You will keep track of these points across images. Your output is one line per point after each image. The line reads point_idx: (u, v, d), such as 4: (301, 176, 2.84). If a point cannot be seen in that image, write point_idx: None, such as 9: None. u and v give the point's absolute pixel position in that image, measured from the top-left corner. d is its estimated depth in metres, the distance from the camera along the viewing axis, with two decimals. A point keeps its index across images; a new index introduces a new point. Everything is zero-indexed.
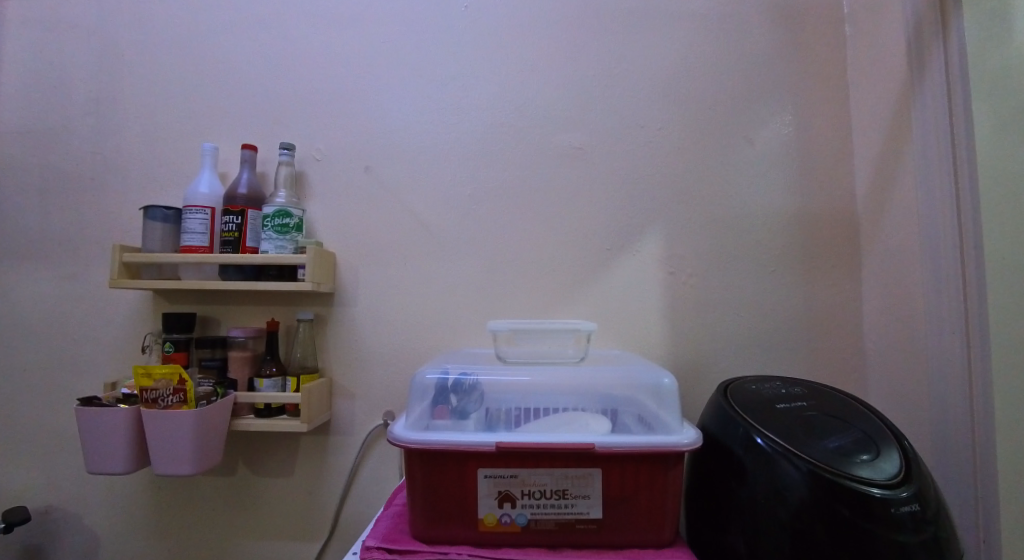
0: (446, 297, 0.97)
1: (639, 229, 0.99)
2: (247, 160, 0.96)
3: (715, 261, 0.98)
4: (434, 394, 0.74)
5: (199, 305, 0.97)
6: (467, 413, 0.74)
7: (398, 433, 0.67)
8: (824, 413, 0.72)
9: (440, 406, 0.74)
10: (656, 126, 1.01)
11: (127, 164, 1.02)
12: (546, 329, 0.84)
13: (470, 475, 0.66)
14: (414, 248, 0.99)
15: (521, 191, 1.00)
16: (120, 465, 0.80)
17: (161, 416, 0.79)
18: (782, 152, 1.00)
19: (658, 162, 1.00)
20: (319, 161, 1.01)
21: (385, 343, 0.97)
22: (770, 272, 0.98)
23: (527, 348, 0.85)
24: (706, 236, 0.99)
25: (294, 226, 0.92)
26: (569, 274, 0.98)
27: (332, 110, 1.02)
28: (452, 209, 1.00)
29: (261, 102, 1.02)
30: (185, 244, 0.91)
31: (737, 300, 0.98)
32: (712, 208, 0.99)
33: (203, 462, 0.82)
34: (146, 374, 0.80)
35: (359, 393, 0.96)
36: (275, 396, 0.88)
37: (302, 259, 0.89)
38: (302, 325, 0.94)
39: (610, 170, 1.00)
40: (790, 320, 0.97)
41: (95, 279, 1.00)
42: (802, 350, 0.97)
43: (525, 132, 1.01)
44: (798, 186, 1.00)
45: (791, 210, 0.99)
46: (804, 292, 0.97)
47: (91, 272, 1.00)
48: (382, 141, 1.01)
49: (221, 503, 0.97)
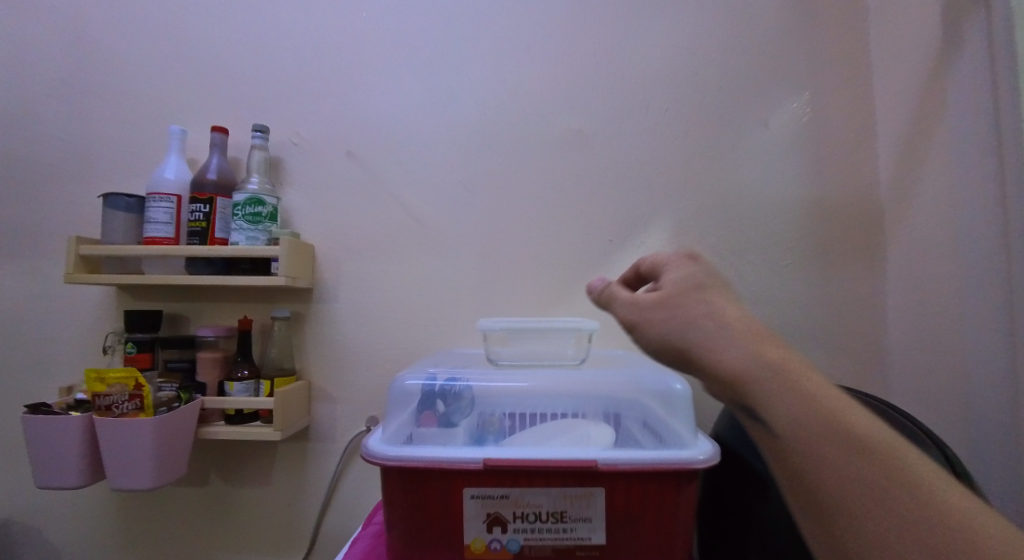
0: (436, 293, 0.89)
1: (646, 219, 0.91)
2: (217, 144, 0.88)
3: (729, 253, 0.90)
4: (421, 399, 0.66)
5: (167, 302, 0.89)
6: (456, 421, 0.66)
7: (374, 447, 0.59)
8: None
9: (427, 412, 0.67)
10: (662, 109, 0.93)
11: (87, 149, 0.93)
12: (545, 327, 0.75)
13: (455, 495, 0.58)
14: (401, 239, 0.91)
15: (517, 180, 0.92)
16: (72, 479, 0.72)
17: (115, 424, 0.71)
18: (801, 135, 0.92)
19: (666, 146, 0.92)
20: (298, 146, 0.92)
21: (368, 342, 0.89)
22: (788, 266, 0.90)
23: (523, 349, 0.76)
24: (718, 227, 0.91)
25: (267, 215, 0.84)
26: (570, 267, 0.90)
27: (311, 91, 0.93)
28: (442, 198, 0.92)
29: (233, 82, 0.93)
30: (149, 235, 0.83)
31: (752, 296, 0.90)
32: (724, 197, 0.91)
33: (164, 475, 0.74)
34: (99, 378, 0.72)
35: (340, 396, 0.88)
36: (245, 402, 0.81)
37: (274, 251, 0.81)
38: (278, 323, 0.86)
39: (614, 155, 0.92)
40: (811, 318, 0.89)
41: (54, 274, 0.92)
42: (822, 350, 0.89)
43: (520, 117, 0.93)
44: (818, 173, 0.91)
45: (810, 198, 0.91)
46: (826, 287, 0.89)
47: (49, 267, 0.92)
48: (366, 125, 0.93)
49: (191, 517, 0.88)
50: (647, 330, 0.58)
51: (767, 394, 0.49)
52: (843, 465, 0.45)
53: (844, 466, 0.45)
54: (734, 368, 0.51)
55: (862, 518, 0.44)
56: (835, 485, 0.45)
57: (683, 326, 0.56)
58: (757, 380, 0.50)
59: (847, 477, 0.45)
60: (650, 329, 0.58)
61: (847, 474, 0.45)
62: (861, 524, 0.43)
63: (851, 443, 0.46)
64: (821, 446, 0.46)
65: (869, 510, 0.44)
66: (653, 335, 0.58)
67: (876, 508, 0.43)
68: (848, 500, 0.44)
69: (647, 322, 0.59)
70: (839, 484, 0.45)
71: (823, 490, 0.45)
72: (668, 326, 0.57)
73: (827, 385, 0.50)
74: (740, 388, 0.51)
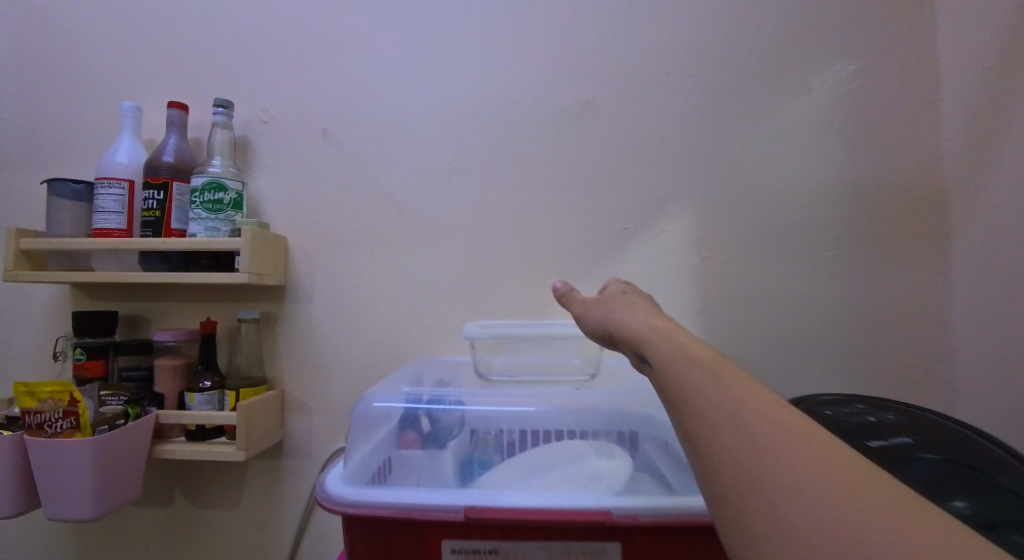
0: (424, 291, 0.78)
1: (668, 203, 0.78)
2: (173, 121, 0.76)
3: (766, 243, 0.77)
4: (401, 414, 0.55)
5: (123, 302, 0.79)
6: (443, 442, 0.55)
7: (337, 488, 0.49)
8: (939, 464, 0.50)
9: (409, 432, 0.55)
10: (686, 73, 0.78)
11: (17, 125, 0.80)
12: (542, 337, 0.62)
13: (432, 550, 0.47)
14: (385, 229, 0.79)
15: (516, 160, 0.79)
16: (4, 507, 0.63)
17: (47, 445, 0.62)
18: (855, 101, 0.77)
19: (692, 117, 0.78)
20: (267, 124, 0.81)
21: (348, 347, 0.78)
22: (837, 257, 0.76)
23: (520, 359, 0.65)
24: (753, 212, 0.77)
25: (230, 202, 0.74)
26: (578, 260, 0.78)
27: (279, 60, 0.81)
28: (430, 181, 0.80)
29: (190, 49, 0.81)
30: (98, 226, 0.73)
31: (794, 294, 0.76)
32: (761, 177, 0.77)
33: (108, 503, 0.65)
34: (29, 393, 0.63)
35: (316, 409, 0.78)
36: (207, 417, 0.70)
37: (235, 243, 0.70)
38: (245, 326, 0.76)
39: (630, 128, 0.78)
40: (864, 318, 0.75)
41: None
42: (878, 355, 0.75)
43: (519, 85, 0.79)
44: (878, 144, 0.76)
45: (867, 176, 0.76)
46: (883, 282, 0.75)
47: None
48: (342, 99, 0.81)
49: (147, 545, 0.78)
50: (581, 314, 0.50)
51: (666, 350, 0.42)
52: (736, 405, 0.38)
53: (729, 403, 0.38)
54: (648, 336, 0.44)
55: (746, 465, 0.36)
56: (723, 426, 0.38)
57: (611, 311, 0.48)
58: (662, 342, 0.43)
59: (744, 422, 0.37)
60: (585, 314, 0.50)
61: (739, 419, 0.37)
62: (744, 466, 0.36)
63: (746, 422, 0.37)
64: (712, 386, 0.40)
65: (758, 456, 0.36)
66: (587, 321, 0.49)
67: (776, 460, 0.35)
68: (741, 450, 0.36)
69: (583, 308, 0.51)
70: (731, 425, 0.37)
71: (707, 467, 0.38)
72: (598, 310, 0.49)
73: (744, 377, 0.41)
74: (645, 349, 0.44)
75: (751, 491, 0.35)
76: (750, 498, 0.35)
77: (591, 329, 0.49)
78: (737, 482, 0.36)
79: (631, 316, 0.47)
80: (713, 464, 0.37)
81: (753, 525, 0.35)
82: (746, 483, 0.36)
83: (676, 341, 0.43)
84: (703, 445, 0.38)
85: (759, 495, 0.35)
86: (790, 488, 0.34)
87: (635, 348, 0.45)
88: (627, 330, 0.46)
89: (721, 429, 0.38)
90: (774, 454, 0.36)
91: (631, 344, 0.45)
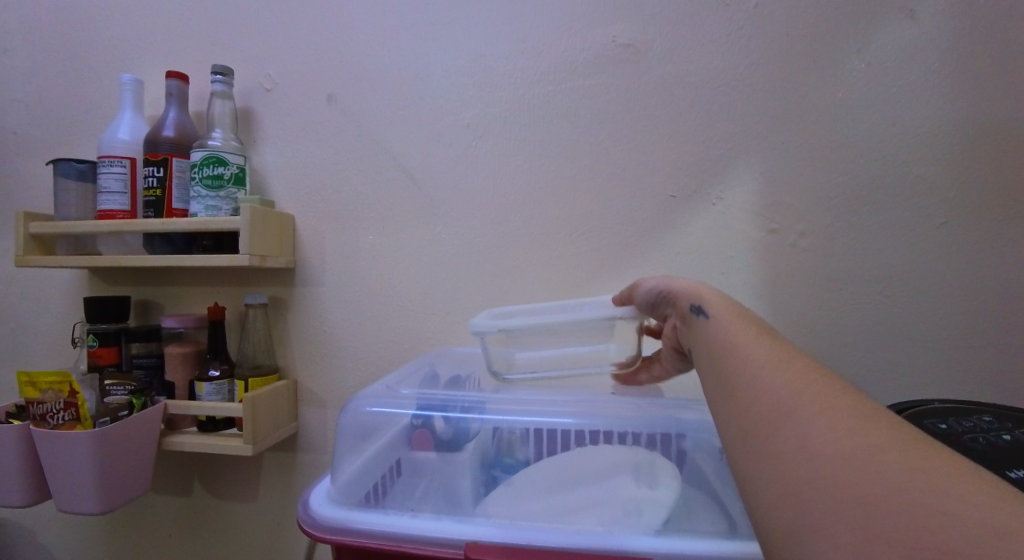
0: (441, 272, 0.70)
1: (724, 164, 0.65)
2: (173, 93, 0.71)
3: (846, 209, 0.63)
4: (408, 418, 0.47)
5: (137, 287, 0.76)
6: (457, 445, 0.47)
7: (327, 512, 0.42)
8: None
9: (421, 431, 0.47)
10: (748, 3, 0.64)
11: (29, 105, 0.78)
12: (565, 326, 0.51)
13: None
14: (397, 204, 0.72)
15: (542, 119, 0.69)
16: (17, 497, 0.62)
17: (49, 438, 0.60)
18: (970, 26, 0.61)
19: (754, 58, 0.64)
20: (270, 92, 0.74)
21: (362, 334, 0.72)
22: (938, 226, 0.62)
23: (540, 353, 0.53)
24: (832, 172, 0.64)
25: (231, 178, 0.68)
26: (615, 233, 0.68)
27: (280, 19, 0.74)
28: (444, 147, 0.71)
29: (188, 12, 0.75)
30: (102, 208, 0.69)
31: (880, 272, 0.63)
32: (842, 129, 0.63)
33: (116, 497, 0.62)
34: (30, 383, 0.61)
35: (330, 400, 0.73)
36: (214, 408, 0.66)
37: (235, 222, 0.64)
38: (253, 311, 0.71)
39: (679, 75, 0.66)
40: (970, 302, 0.61)
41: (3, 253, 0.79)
42: (989, 347, 0.61)
43: (544, 31, 0.68)
44: (998, 83, 0.61)
45: (984, 122, 0.61)
46: (999, 256, 0.61)
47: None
48: (347, 59, 0.73)
49: (176, 529, 0.77)
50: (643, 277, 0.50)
51: (723, 302, 0.42)
52: (774, 351, 0.36)
53: (763, 359, 0.36)
54: (711, 289, 0.44)
55: (775, 396, 0.33)
56: (759, 363, 0.35)
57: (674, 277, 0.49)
58: (720, 297, 0.43)
59: (778, 363, 0.35)
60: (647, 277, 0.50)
61: (773, 362, 0.35)
62: (775, 398, 0.33)
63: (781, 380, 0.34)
64: (751, 336, 0.38)
65: (793, 388, 0.33)
66: (647, 282, 0.49)
67: (808, 393, 0.32)
68: (776, 384, 0.34)
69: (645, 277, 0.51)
70: (770, 365, 0.35)
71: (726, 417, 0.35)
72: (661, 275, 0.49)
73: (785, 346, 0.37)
74: (703, 299, 0.43)
75: (780, 420, 0.32)
76: (778, 429, 0.32)
77: (650, 286, 0.48)
78: (764, 413, 0.33)
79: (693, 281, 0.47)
80: (741, 398, 0.35)
81: (778, 454, 0.31)
82: (776, 413, 0.32)
83: (736, 304, 0.42)
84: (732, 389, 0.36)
85: (790, 424, 0.32)
86: (825, 418, 0.31)
87: (692, 297, 0.44)
88: (687, 285, 0.45)
89: (755, 368, 0.35)
90: (811, 391, 0.32)
91: (690, 295, 0.44)
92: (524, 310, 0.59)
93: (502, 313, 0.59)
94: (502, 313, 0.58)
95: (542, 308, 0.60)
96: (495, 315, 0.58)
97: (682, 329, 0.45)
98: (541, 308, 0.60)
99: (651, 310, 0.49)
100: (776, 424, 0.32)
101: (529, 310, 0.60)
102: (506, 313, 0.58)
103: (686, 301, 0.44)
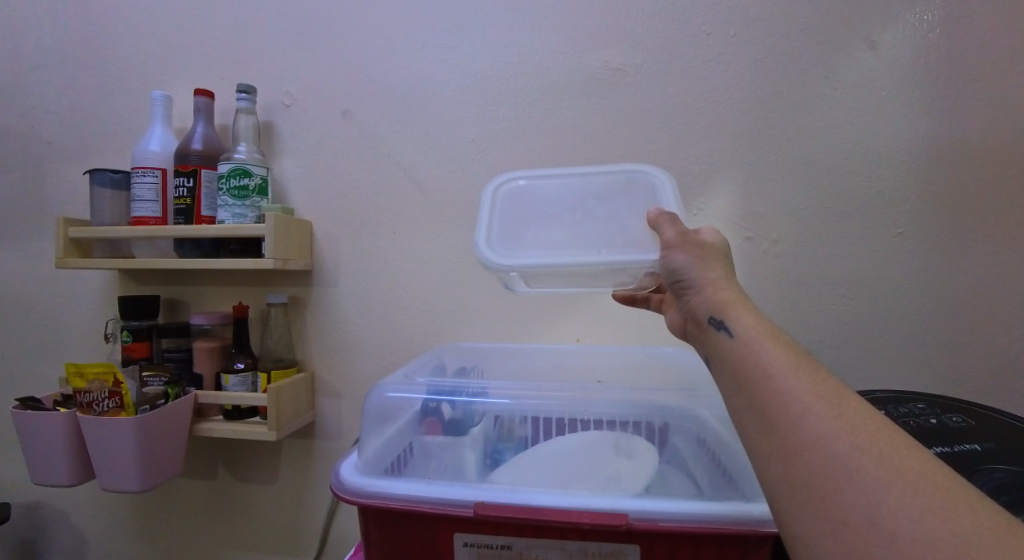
0: (447, 274, 0.77)
1: (705, 178, 0.72)
2: (201, 108, 0.77)
3: (814, 220, 0.70)
4: (420, 402, 0.54)
5: (165, 287, 0.83)
6: (464, 427, 0.54)
7: (353, 479, 0.49)
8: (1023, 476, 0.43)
9: (431, 417, 0.54)
10: (728, 33, 0.71)
11: (68, 118, 0.84)
12: (594, 269, 0.52)
13: (444, 542, 0.47)
14: (407, 212, 0.78)
15: (539, 135, 0.75)
16: (65, 477, 0.69)
17: (95, 423, 0.67)
18: (924, 58, 0.68)
19: (733, 83, 0.71)
20: (290, 107, 0.80)
21: (374, 331, 0.79)
22: (897, 235, 0.69)
23: (552, 285, 0.57)
24: (802, 187, 0.70)
25: (256, 188, 0.74)
26: None
27: (299, 40, 0.80)
28: (452, 160, 0.77)
29: (214, 32, 0.81)
30: (135, 215, 0.75)
31: (844, 277, 0.70)
32: (812, 147, 0.70)
33: (153, 477, 0.69)
34: (79, 374, 0.69)
35: (346, 391, 0.79)
36: (241, 398, 0.72)
37: (261, 229, 0.71)
38: (274, 309, 0.77)
39: (665, 97, 0.72)
40: (924, 304, 0.69)
41: (44, 256, 0.85)
42: (939, 344, 0.68)
43: (542, 55, 0.75)
44: (952, 108, 0.67)
45: (937, 144, 0.68)
46: (949, 264, 0.68)
47: (39, 248, 0.85)
48: (361, 77, 0.79)
49: (203, 509, 0.84)
50: (674, 246, 0.46)
51: (751, 320, 0.40)
52: (819, 388, 0.36)
53: (811, 401, 0.35)
54: (737, 302, 0.42)
55: (831, 449, 0.34)
56: (804, 404, 0.35)
57: (704, 264, 0.45)
58: (747, 311, 0.41)
59: (827, 408, 0.35)
60: (678, 248, 0.46)
61: (821, 404, 0.35)
62: (833, 454, 0.33)
63: (829, 430, 0.34)
64: (790, 365, 0.37)
65: (850, 442, 0.33)
66: (675, 257, 0.46)
67: (862, 449, 0.33)
68: (831, 434, 0.34)
69: (678, 240, 0.46)
70: (818, 408, 0.35)
71: (769, 460, 0.36)
72: (692, 255, 0.46)
73: (828, 381, 0.37)
74: (728, 315, 0.41)
75: (842, 483, 0.32)
76: (837, 492, 0.33)
77: (675, 265, 0.46)
78: (818, 467, 0.33)
79: (720, 277, 0.45)
80: (787, 444, 0.35)
81: (841, 524, 0.32)
82: (837, 474, 0.33)
83: (764, 319, 0.41)
84: (772, 428, 0.36)
85: (854, 490, 0.32)
86: (895, 490, 0.31)
87: (716, 308, 0.42)
88: (713, 289, 0.44)
89: (802, 409, 0.35)
90: (870, 450, 0.33)
91: (712, 305, 0.43)
92: (535, 209, 0.60)
93: (507, 212, 0.60)
94: (508, 222, 0.59)
95: (556, 204, 0.60)
96: (501, 222, 0.59)
97: (694, 331, 0.45)
98: (554, 201, 0.61)
99: (668, 285, 0.48)
100: (836, 486, 0.33)
101: (541, 205, 0.61)
102: (510, 221, 0.59)
103: (708, 309, 0.43)
